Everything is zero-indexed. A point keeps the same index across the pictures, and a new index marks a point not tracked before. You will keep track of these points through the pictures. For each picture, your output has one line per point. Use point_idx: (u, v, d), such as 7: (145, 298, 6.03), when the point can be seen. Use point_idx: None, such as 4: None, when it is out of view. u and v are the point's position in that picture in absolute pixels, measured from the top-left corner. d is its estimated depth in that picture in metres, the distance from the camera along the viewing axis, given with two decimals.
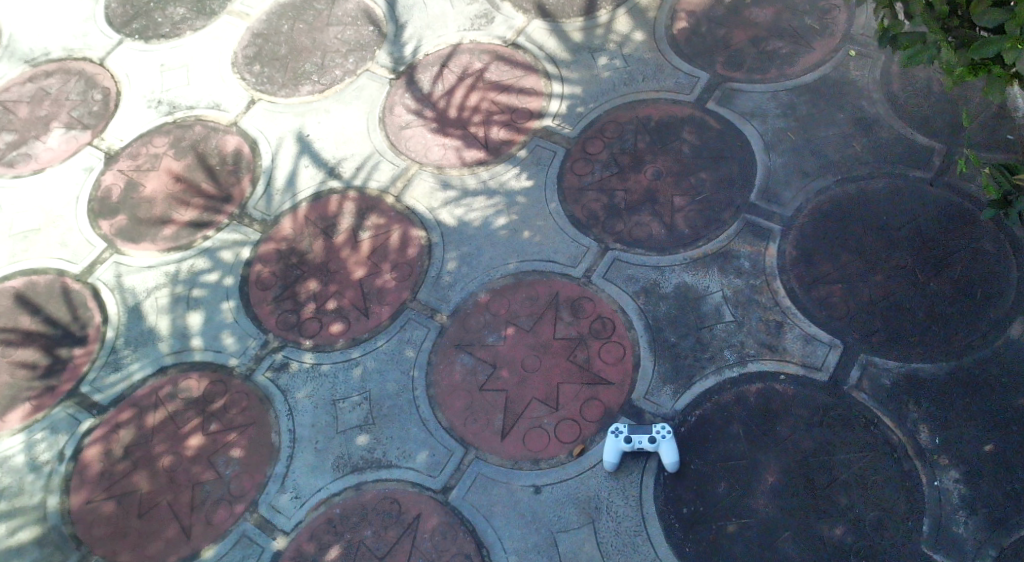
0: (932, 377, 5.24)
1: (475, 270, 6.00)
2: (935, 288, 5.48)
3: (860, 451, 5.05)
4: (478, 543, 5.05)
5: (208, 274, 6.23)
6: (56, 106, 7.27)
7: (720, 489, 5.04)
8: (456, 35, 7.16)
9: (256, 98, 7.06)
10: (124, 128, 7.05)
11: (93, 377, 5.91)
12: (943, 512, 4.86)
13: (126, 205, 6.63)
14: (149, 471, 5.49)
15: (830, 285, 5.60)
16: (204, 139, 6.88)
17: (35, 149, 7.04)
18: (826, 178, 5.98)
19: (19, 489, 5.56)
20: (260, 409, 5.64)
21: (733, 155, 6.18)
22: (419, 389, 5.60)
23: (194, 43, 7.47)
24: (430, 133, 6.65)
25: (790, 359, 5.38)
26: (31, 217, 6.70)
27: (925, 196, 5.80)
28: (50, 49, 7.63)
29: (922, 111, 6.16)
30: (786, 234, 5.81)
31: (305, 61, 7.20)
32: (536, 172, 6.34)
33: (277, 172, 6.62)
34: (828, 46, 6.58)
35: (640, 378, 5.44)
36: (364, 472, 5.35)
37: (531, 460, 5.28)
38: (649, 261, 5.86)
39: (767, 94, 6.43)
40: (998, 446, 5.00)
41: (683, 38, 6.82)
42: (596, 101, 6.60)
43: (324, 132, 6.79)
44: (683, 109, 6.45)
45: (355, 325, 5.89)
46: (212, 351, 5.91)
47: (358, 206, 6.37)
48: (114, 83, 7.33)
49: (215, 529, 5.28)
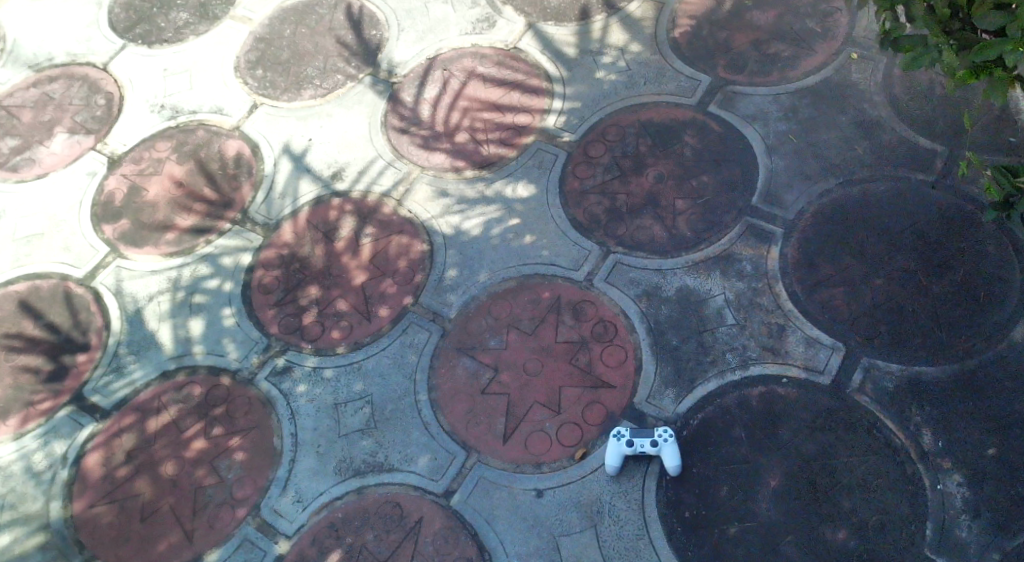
0: (935, 380, 5.23)
1: (477, 275, 6.00)
2: (939, 290, 5.48)
3: (863, 455, 5.04)
4: (480, 546, 5.05)
5: (210, 279, 6.24)
6: (59, 110, 7.30)
7: (722, 492, 5.03)
8: (457, 39, 7.17)
9: (259, 103, 7.08)
10: (127, 132, 7.08)
11: (95, 382, 5.92)
12: (946, 515, 4.85)
13: (129, 210, 6.64)
14: (152, 476, 5.50)
15: (832, 288, 5.59)
16: (206, 144, 6.90)
17: (38, 153, 7.06)
18: (828, 181, 5.97)
19: (22, 493, 5.57)
20: (262, 413, 5.65)
21: (735, 158, 6.18)
22: (420, 393, 5.60)
23: (197, 48, 7.49)
24: (432, 137, 6.66)
25: (792, 362, 5.38)
26: (34, 222, 6.72)
27: (928, 199, 5.79)
28: (54, 54, 7.66)
29: (924, 113, 6.16)
30: (788, 237, 5.81)
31: (307, 65, 7.22)
32: (538, 177, 6.34)
33: (279, 177, 6.63)
34: (829, 49, 6.58)
35: (641, 381, 5.44)
36: (365, 475, 5.35)
37: (533, 463, 5.28)
38: (651, 264, 5.86)
39: (768, 97, 6.43)
40: (1001, 449, 4.99)
41: (685, 41, 6.83)
42: (597, 105, 6.61)
43: (326, 137, 6.80)
44: (684, 112, 6.46)
45: (356, 329, 5.89)
46: (213, 356, 5.91)
47: (360, 210, 6.38)
48: (117, 88, 7.35)
49: (217, 533, 5.28)
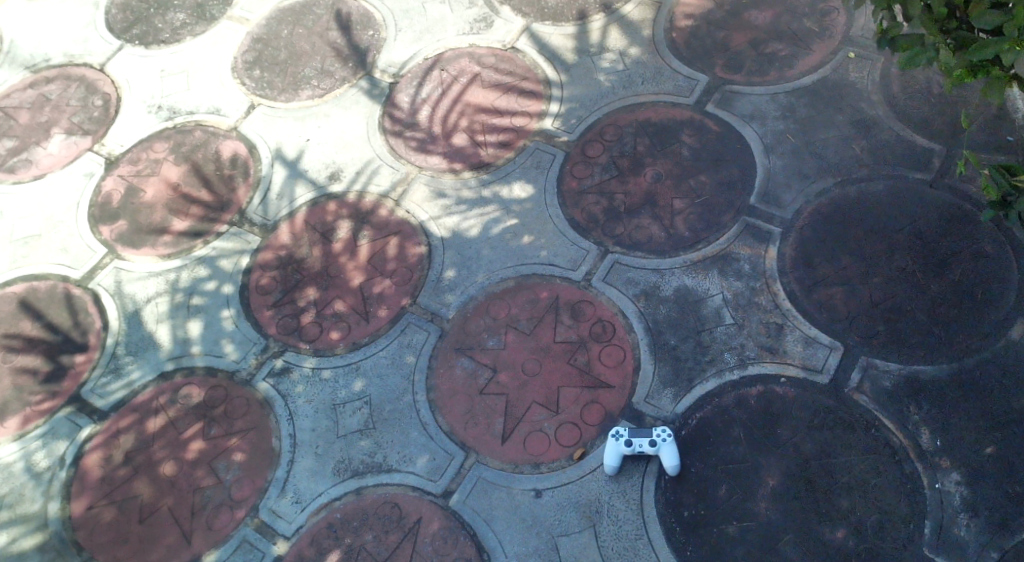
0: (933, 379, 5.23)
1: (475, 275, 6.00)
2: (937, 289, 5.48)
3: (862, 454, 5.04)
4: (479, 546, 5.05)
5: (208, 280, 6.23)
6: (56, 111, 7.29)
7: (721, 492, 5.03)
8: (455, 39, 7.17)
9: (257, 103, 7.07)
10: (125, 133, 7.07)
11: (93, 383, 5.91)
12: (945, 514, 4.85)
13: (126, 210, 6.64)
14: (150, 477, 5.49)
15: (830, 287, 5.59)
16: (204, 145, 6.89)
17: (36, 154, 7.05)
18: (826, 180, 5.97)
19: (20, 495, 5.56)
20: (261, 414, 5.65)
21: (733, 158, 6.18)
22: (419, 394, 5.59)
23: (194, 49, 7.49)
24: (429, 137, 6.65)
25: (791, 361, 5.38)
26: (32, 223, 6.71)
27: (925, 198, 5.80)
28: (51, 54, 7.65)
29: (922, 112, 6.16)
30: (786, 237, 5.81)
31: (304, 65, 7.22)
32: (536, 176, 6.34)
33: (277, 177, 6.63)
34: (827, 48, 6.58)
35: (640, 381, 5.44)
36: (364, 476, 5.35)
37: (531, 463, 5.27)
38: (649, 264, 5.86)
39: (766, 96, 6.44)
40: (999, 448, 4.99)
41: (683, 40, 6.83)
42: (595, 105, 6.61)
43: (324, 137, 6.80)
44: (682, 112, 6.46)
45: (355, 330, 5.89)
46: (212, 357, 5.91)
47: (358, 211, 6.37)
48: (114, 89, 7.35)
49: (216, 534, 5.28)
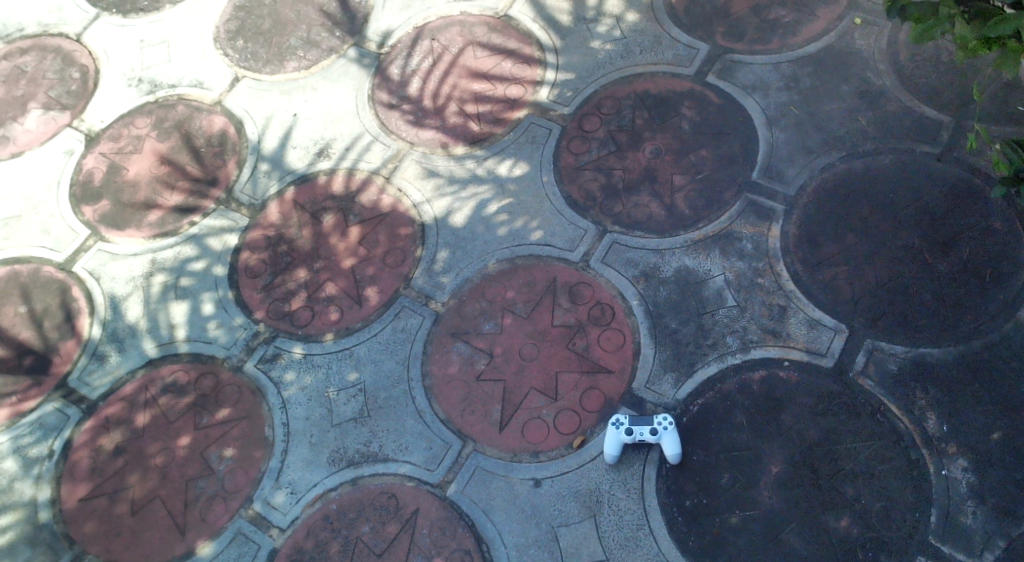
0: (940, 362, 5.12)
1: (469, 256, 5.83)
2: (945, 269, 5.34)
3: (865, 440, 4.95)
4: (478, 538, 4.97)
5: (196, 262, 6.06)
6: (32, 85, 7.01)
7: (724, 480, 4.94)
8: (445, 6, 6.89)
9: (240, 75, 6.81)
10: (104, 108, 6.81)
11: (80, 371, 5.77)
12: (952, 501, 4.77)
13: (109, 189, 6.42)
14: (142, 468, 5.38)
15: (835, 267, 5.44)
16: (188, 120, 6.65)
17: (12, 131, 6.80)
18: (832, 155, 5.78)
19: (9, 486, 5.45)
20: (253, 402, 5.52)
21: (736, 132, 5.97)
22: (414, 380, 5.47)
23: (174, 17, 7.18)
24: (419, 111, 6.42)
25: (794, 345, 5.26)
26: (11, 204, 6.48)
27: (933, 173, 5.62)
28: (24, 24, 7.35)
29: (930, 82, 5.95)
30: (789, 214, 5.64)
31: (289, 35, 6.93)
32: (531, 152, 6.13)
33: (265, 154, 6.41)
34: (832, 14, 6.34)
35: (640, 367, 5.31)
36: (360, 466, 5.25)
37: (530, 452, 5.17)
38: (649, 244, 5.69)
39: (768, 65, 6.21)
40: (1006, 433, 4.90)
41: (682, 6, 6.58)
42: (591, 76, 6.37)
43: (311, 111, 6.56)
44: (683, 83, 6.23)
45: (348, 314, 5.73)
46: (201, 342, 5.76)
47: (347, 190, 6.17)
48: (92, 60, 7.07)
49: (210, 526, 5.19)
